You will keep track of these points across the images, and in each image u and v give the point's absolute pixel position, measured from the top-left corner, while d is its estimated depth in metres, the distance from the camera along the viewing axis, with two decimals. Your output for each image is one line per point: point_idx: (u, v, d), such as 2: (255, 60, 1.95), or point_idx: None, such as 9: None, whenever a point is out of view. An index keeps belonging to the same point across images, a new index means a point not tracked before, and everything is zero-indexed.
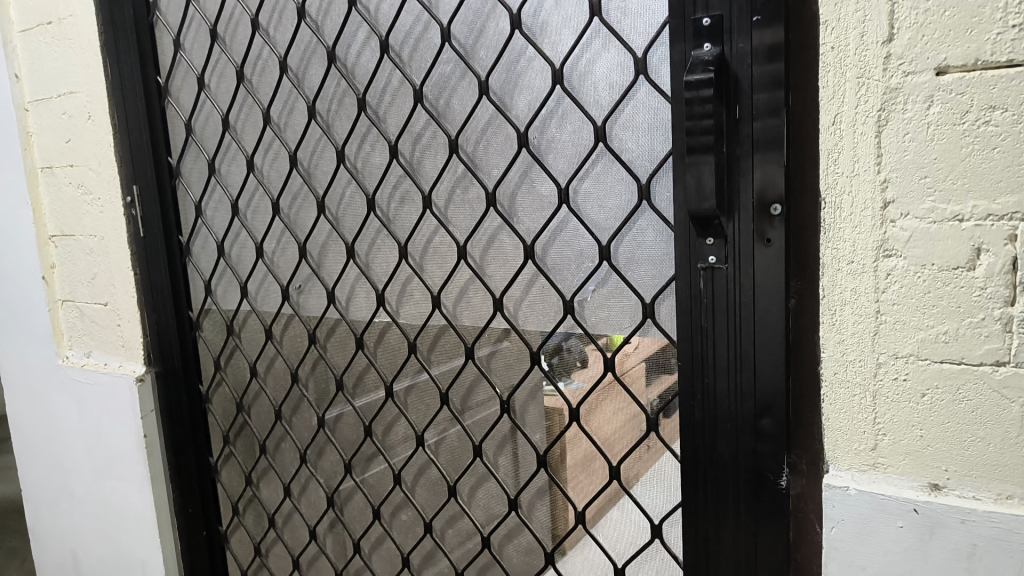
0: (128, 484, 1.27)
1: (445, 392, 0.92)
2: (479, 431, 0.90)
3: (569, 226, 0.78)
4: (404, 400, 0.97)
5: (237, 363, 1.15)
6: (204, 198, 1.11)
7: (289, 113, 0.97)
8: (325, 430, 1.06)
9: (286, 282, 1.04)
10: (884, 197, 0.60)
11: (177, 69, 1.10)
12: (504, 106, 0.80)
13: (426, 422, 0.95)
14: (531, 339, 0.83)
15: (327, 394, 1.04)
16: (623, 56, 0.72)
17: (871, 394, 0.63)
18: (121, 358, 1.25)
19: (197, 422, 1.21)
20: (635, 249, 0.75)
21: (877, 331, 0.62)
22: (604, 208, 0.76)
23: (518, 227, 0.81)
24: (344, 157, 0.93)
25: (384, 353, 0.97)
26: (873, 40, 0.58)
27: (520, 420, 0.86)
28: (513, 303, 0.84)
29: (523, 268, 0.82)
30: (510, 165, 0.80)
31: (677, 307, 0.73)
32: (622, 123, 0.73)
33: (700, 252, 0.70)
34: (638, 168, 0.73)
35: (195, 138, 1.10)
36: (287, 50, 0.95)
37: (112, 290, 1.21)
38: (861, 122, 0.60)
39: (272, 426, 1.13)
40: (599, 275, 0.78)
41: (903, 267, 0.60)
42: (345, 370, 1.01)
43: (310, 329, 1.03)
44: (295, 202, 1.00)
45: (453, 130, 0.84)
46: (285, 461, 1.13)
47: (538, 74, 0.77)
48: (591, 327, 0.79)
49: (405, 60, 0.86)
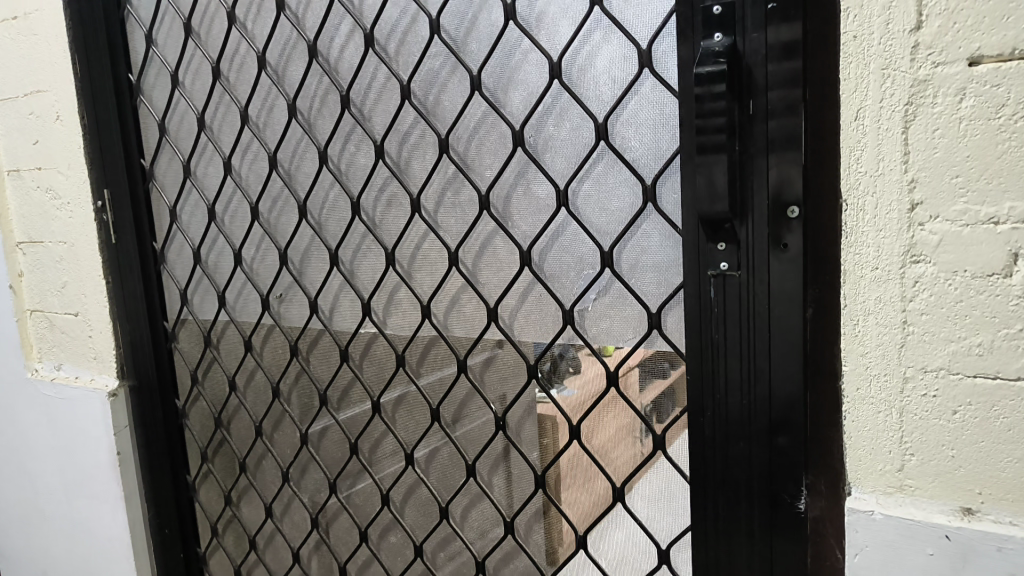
0: (101, 504, 1.20)
1: (435, 407, 0.87)
2: (473, 449, 0.85)
3: (568, 230, 0.73)
4: (392, 415, 0.91)
5: (215, 376, 1.09)
6: (180, 202, 1.05)
7: (269, 112, 0.92)
8: (309, 447, 1.00)
9: (266, 291, 0.98)
10: (912, 199, 0.55)
11: (150, 66, 1.03)
12: (499, 103, 0.74)
13: (415, 439, 0.90)
14: (528, 351, 0.78)
15: (311, 408, 0.98)
16: (626, 48, 0.67)
17: (897, 410, 0.59)
18: (93, 371, 1.18)
19: (173, 438, 1.16)
20: (639, 255, 0.70)
21: (904, 343, 0.58)
22: (606, 211, 0.71)
23: (514, 232, 0.76)
24: (327, 158, 0.87)
25: (370, 366, 0.91)
26: (900, 28, 0.54)
27: (516, 437, 0.81)
28: (508, 313, 0.79)
29: (519, 274, 0.77)
30: (504, 166, 0.75)
31: (685, 317, 0.68)
32: (626, 120, 0.68)
33: (711, 258, 0.65)
34: (643, 168, 0.68)
35: (169, 139, 1.04)
36: (266, 44, 0.90)
37: (83, 299, 1.15)
38: (886, 117, 0.55)
39: (252, 442, 1.07)
40: (601, 282, 0.73)
41: (932, 274, 0.56)
42: (329, 384, 0.95)
43: (292, 341, 0.97)
44: (275, 206, 0.94)
45: (443, 129, 0.78)
46: (266, 480, 1.07)
47: (533, 68, 0.72)
48: (592, 338, 0.74)
49: (392, 55, 0.80)
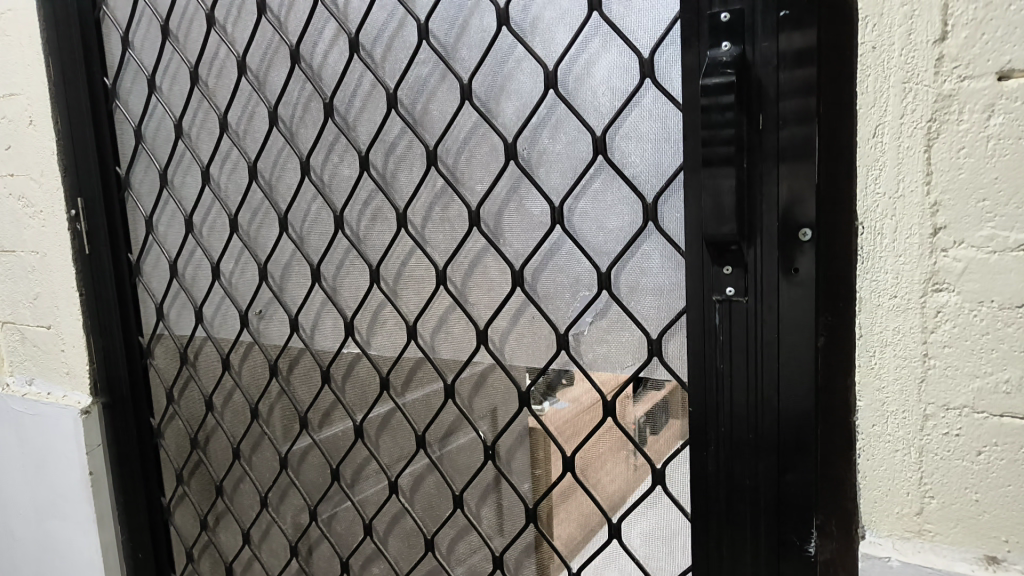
0: (72, 526, 1.15)
1: (421, 434, 0.82)
2: (460, 479, 0.80)
3: (563, 249, 0.69)
4: (375, 440, 0.86)
5: (192, 395, 1.04)
6: (157, 212, 1.00)
7: (249, 119, 0.87)
8: (288, 471, 0.95)
9: (245, 307, 0.93)
10: (935, 223, 0.51)
11: (126, 70, 0.99)
12: (490, 113, 0.70)
13: (399, 466, 0.85)
14: (519, 377, 0.73)
15: (290, 431, 0.93)
16: (627, 57, 0.63)
17: (916, 449, 0.55)
18: (66, 387, 1.13)
19: (148, 458, 1.11)
20: (639, 277, 0.66)
21: (924, 378, 0.53)
22: (604, 230, 0.66)
23: (505, 250, 0.72)
24: (309, 169, 0.83)
25: (353, 388, 0.86)
26: (922, 39, 0.49)
27: (506, 468, 0.77)
28: (498, 336, 0.74)
29: (510, 295, 0.72)
30: (495, 180, 0.71)
31: (687, 344, 0.64)
32: (626, 133, 0.64)
33: (715, 282, 0.61)
34: (643, 186, 0.64)
35: (146, 146, 0.99)
36: (246, 48, 0.85)
37: (56, 312, 1.10)
38: (907, 134, 0.51)
39: (229, 465, 1.02)
40: (598, 304, 0.68)
41: (955, 304, 0.51)
42: (310, 406, 0.91)
43: (271, 360, 0.92)
44: (255, 218, 0.90)
45: (431, 140, 0.74)
46: (244, 504, 1.02)
47: (527, 77, 0.68)
48: (587, 364, 0.69)
49: (378, 61, 0.76)
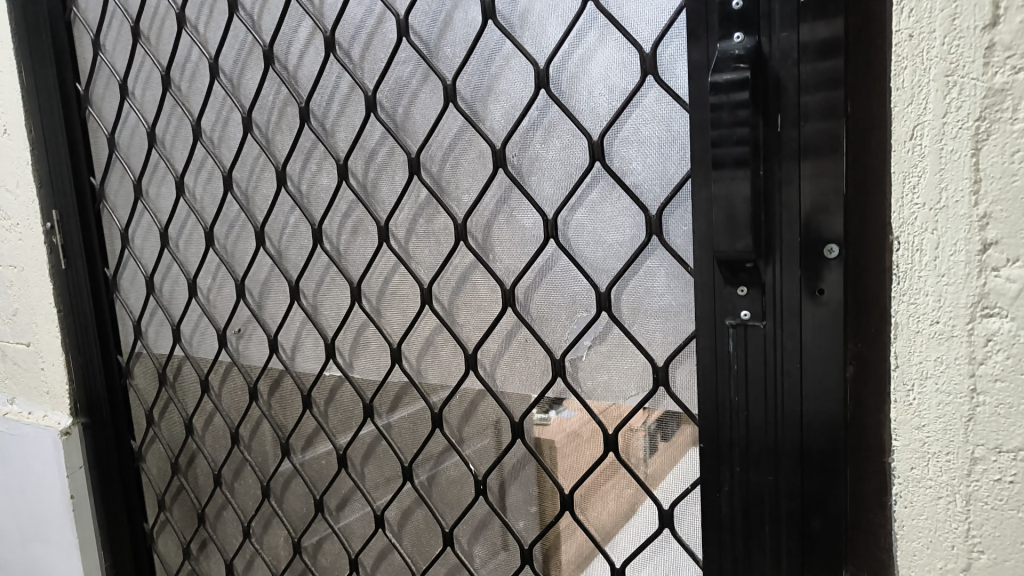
0: (54, 550, 1.09)
1: (408, 465, 0.75)
2: (451, 514, 0.74)
3: (558, 266, 0.62)
4: (360, 470, 0.80)
5: (172, 417, 0.98)
6: (132, 225, 0.94)
7: (224, 126, 0.81)
8: (271, 500, 0.89)
9: (223, 326, 0.87)
10: (983, 237, 0.43)
11: (99, 74, 0.93)
12: (476, 116, 0.63)
13: (386, 499, 0.78)
14: (512, 406, 0.67)
15: (273, 458, 0.88)
16: (626, 51, 0.56)
17: (962, 497, 0.46)
18: (46, 407, 1.07)
19: (129, 482, 1.05)
20: (642, 297, 0.59)
21: (972, 417, 0.45)
22: (602, 245, 0.60)
23: (495, 267, 0.65)
24: (285, 179, 0.77)
25: (336, 414, 0.80)
26: (968, 25, 0.42)
27: (500, 503, 0.70)
28: (489, 360, 0.67)
29: (500, 317, 0.66)
30: (484, 189, 0.64)
31: (698, 373, 0.56)
32: (625, 137, 0.57)
33: (729, 305, 0.54)
34: (646, 196, 0.57)
35: (120, 155, 0.93)
36: (218, 49, 0.79)
37: (35, 329, 1.04)
38: (950, 135, 0.43)
39: (211, 492, 0.96)
40: (598, 327, 0.61)
41: (1009, 330, 0.43)
42: (291, 432, 0.84)
43: (251, 382, 0.86)
44: (232, 231, 0.84)
45: (413, 146, 0.67)
46: (227, 533, 0.96)
47: (517, 76, 0.61)
48: (587, 393, 0.63)
49: (356, 62, 0.69)
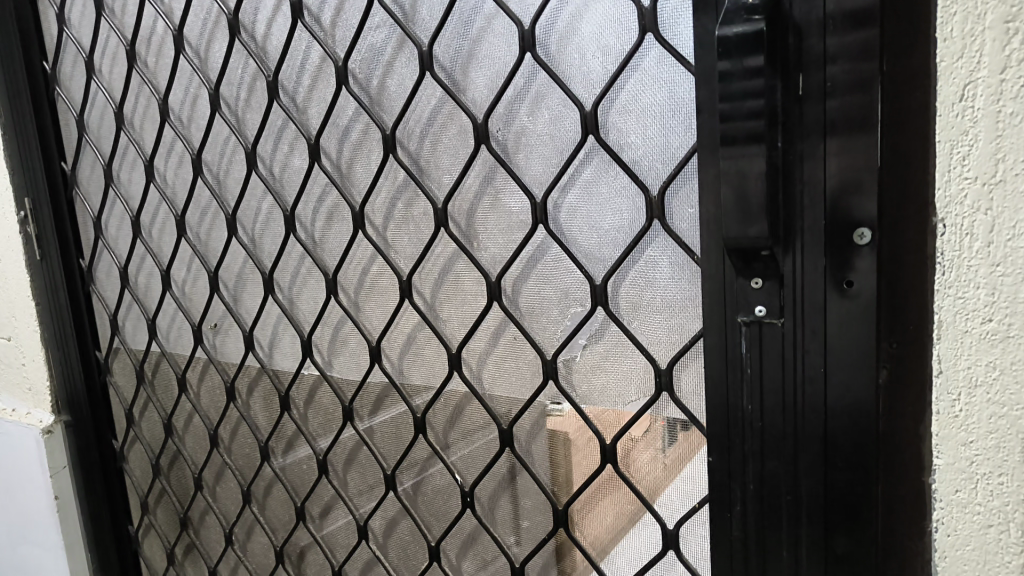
0: (43, 554, 1.02)
1: (390, 473, 0.69)
2: (437, 527, 0.68)
3: (549, 254, 0.55)
4: (342, 477, 0.74)
5: (151, 417, 0.93)
6: (105, 213, 0.89)
7: (192, 105, 0.75)
8: (252, 507, 0.84)
9: (198, 321, 0.82)
10: None
11: (66, 51, 0.87)
12: (457, 86, 0.56)
13: (369, 508, 0.72)
14: (501, 410, 0.60)
15: (252, 461, 0.82)
16: (623, 6, 0.48)
17: (1017, 525, 0.39)
18: (30, 404, 1.01)
19: (113, 483, 1.00)
20: (643, 289, 0.52)
21: None
22: (597, 231, 0.53)
23: (479, 257, 0.58)
24: (256, 161, 0.70)
25: (316, 416, 0.74)
26: None
27: (489, 516, 0.64)
28: (475, 359, 0.61)
29: (486, 312, 0.59)
30: (466, 169, 0.57)
31: (707, 377, 0.49)
32: (622, 106, 0.50)
33: (741, 299, 0.46)
34: (646, 173, 0.50)
35: (90, 139, 0.87)
36: (183, 20, 0.72)
37: (13, 322, 0.98)
38: (1010, 95, 0.36)
39: (192, 495, 0.91)
40: (593, 324, 0.54)
41: None
42: (271, 434, 0.79)
43: (228, 380, 0.81)
44: (205, 218, 0.78)
45: (389, 121, 0.61)
46: (211, 538, 0.91)
47: (500, 39, 0.54)
48: (582, 398, 0.56)
49: (326, 29, 0.63)
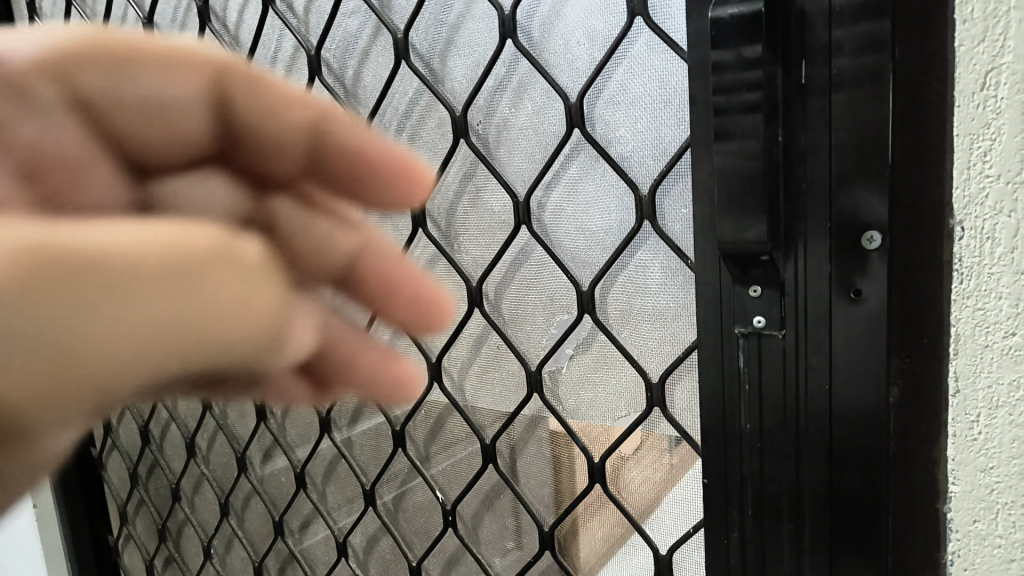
0: (24, 562, 0.99)
1: (370, 487, 0.66)
2: (420, 545, 0.64)
3: (533, 257, 0.52)
4: (320, 490, 0.70)
5: (128, 425, 0.90)
6: None
7: None
8: (231, 519, 0.80)
9: None
10: None
11: None
12: (434, 76, 0.53)
13: (348, 523, 0.69)
14: (483, 423, 0.57)
15: (230, 472, 0.78)
16: None
17: None
18: None
19: (91, 492, 0.96)
20: (633, 296, 0.48)
21: None
22: (584, 232, 0.49)
23: (460, 260, 0.55)
24: None
25: (294, 427, 0.71)
26: None
27: (471, 535, 0.61)
28: (457, 369, 0.57)
29: (467, 319, 0.56)
30: (444, 165, 0.54)
31: (701, 393, 0.45)
32: (610, 98, 0.46)
33: (737, 309, 0.42)
34: (636, 170, 0.46)
35: None
36: (153, 7, 0.69)
37: None
38: None
39: (171, 506, 0.87)
40: (580, 333, 0.51)
41: None
42: (248, 444, 0.75)
43: None
44: None
45: (365, 114, 0.57)
46: (191, 550, 0.88)
47: (479, 24, 0.50)
48: (568, 412, 0.52)
49: (298, 16, 0.59)
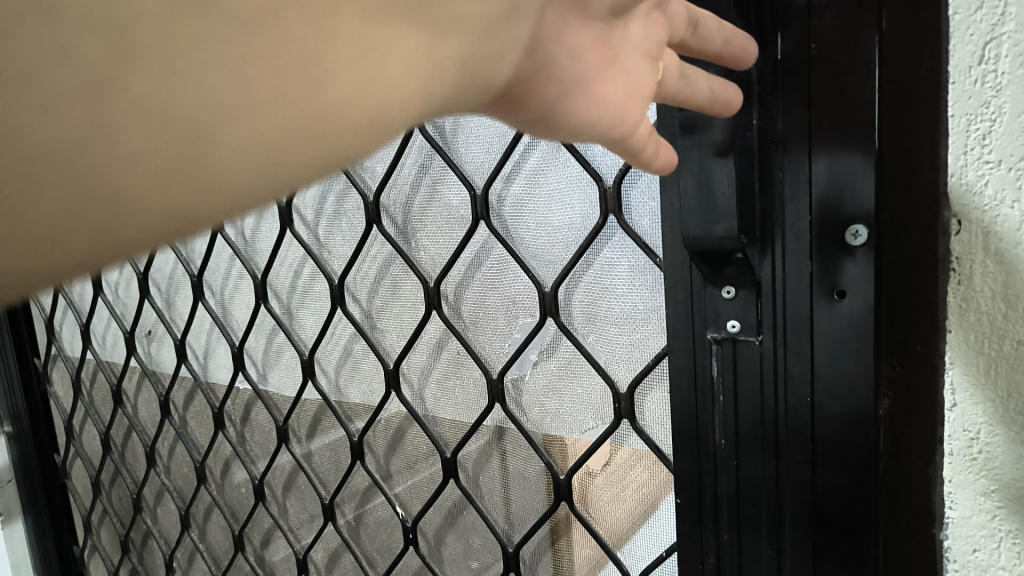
0: None
1: (330, 500, 0.62)
2: (382, 562, 0.60)
3: (492, 255, 0.48)
4: (280, 503, 0.66)
5: (90, 432, 0.86)
6: None
7: None
8: (192, 531, 0.77)
9: (131, 328, 0.75)
10: None
11: None
12: None
13: (309, 536, 0.65)
14: (446, 434, 0.53)
15: (190, 482, 0.75)
16: None
17: None
18: None
19: (54, 503, 0.92)
20: (598, 296, 0.44)
21: None
22: (545, 228, 0.45)
23: (417, 258, 0.51)
24: None
25: (252, 436, 0.67)
26: None
27: (435, 553, 0.57)
28: (416, 375, 0.53)
29: (426, 322, 0.52)
30: (399, 155, 0.51)
31: (674, 407, 0.41)
32: None
33: (709, 311, 0.38)
34: (600, 160, 0.42)
35: None
36: None
37: None
38: None
39: (133, 517, 0.84)
40: (545, 338, 0.46)
41: None
42: (207, 453, 0.71)
43: (163, 393, 0.74)
44: None
45: None
46: (154, 563, 0.84)
47: None
48: (533, 423, 0.48)
49: None
